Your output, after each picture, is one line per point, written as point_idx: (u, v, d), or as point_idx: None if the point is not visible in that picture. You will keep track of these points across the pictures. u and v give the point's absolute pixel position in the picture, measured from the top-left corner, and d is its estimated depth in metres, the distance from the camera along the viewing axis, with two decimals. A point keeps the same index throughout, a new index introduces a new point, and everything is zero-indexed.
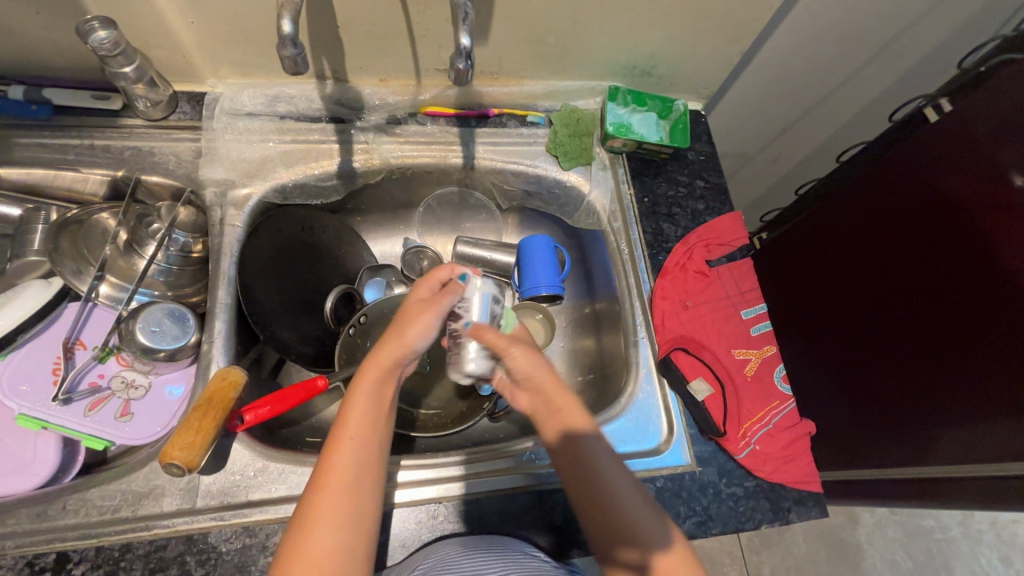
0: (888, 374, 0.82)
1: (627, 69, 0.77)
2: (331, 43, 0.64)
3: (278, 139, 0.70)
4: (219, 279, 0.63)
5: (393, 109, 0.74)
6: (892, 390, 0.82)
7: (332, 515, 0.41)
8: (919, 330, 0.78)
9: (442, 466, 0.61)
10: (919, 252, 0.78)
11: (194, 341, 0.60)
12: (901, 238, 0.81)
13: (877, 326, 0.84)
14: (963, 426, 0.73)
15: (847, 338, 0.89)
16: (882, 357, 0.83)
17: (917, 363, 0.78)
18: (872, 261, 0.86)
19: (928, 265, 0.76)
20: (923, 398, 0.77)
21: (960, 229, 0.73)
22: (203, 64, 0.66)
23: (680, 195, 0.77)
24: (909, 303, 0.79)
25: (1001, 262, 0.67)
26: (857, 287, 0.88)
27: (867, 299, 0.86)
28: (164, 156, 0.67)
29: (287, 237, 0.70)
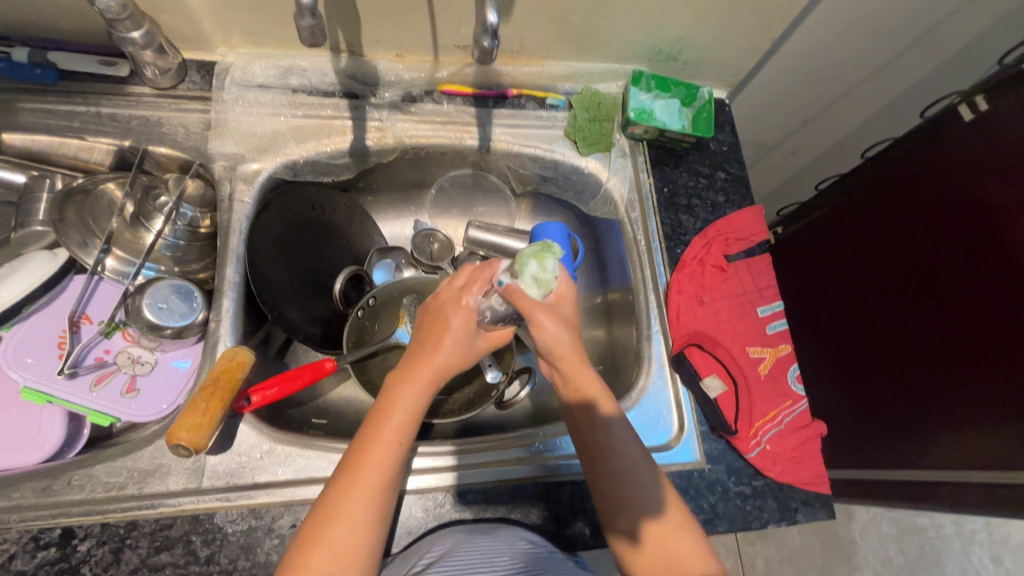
0: (898, 372, 0.81)
1: (652, 53, 0.74)
2: (347, 15, 0.61)
3: (290, 113, 0.68)
4: (228, 256, 0.62)
5: (408, 86, 0.71)
6: (899, 387, 0.81)
7: (349, 514, 0.44)
8: (928, 329, 0.77)
9: (446, 454, 0.61)
10: (931, 251, 0.77)
11: (201, 319, 0.59)
12: (916, 235, 0.80)
13: (886, 322, 0.84)
14: (969, 427, 0.72)
15: (859, 336, 0.88)
16: (891, 354, 0.83)
17: (920, 364, 0.78)
18: (887, 259, 0.84)
19: (940, 261, 0.76)
20: (928, 396, 0.77)
21: (971, 226, 0.72)
22: (214, 31, 0.63)
23: (700, 186, 0.75)
24: (921, 299, 0.79)
25: (1012, 260, 0.67)
26: (870, 284, 0.87)
27: (879, 298, 0.85)
28: (172, 126, 0.65)
29: (297, 215, 0.69)
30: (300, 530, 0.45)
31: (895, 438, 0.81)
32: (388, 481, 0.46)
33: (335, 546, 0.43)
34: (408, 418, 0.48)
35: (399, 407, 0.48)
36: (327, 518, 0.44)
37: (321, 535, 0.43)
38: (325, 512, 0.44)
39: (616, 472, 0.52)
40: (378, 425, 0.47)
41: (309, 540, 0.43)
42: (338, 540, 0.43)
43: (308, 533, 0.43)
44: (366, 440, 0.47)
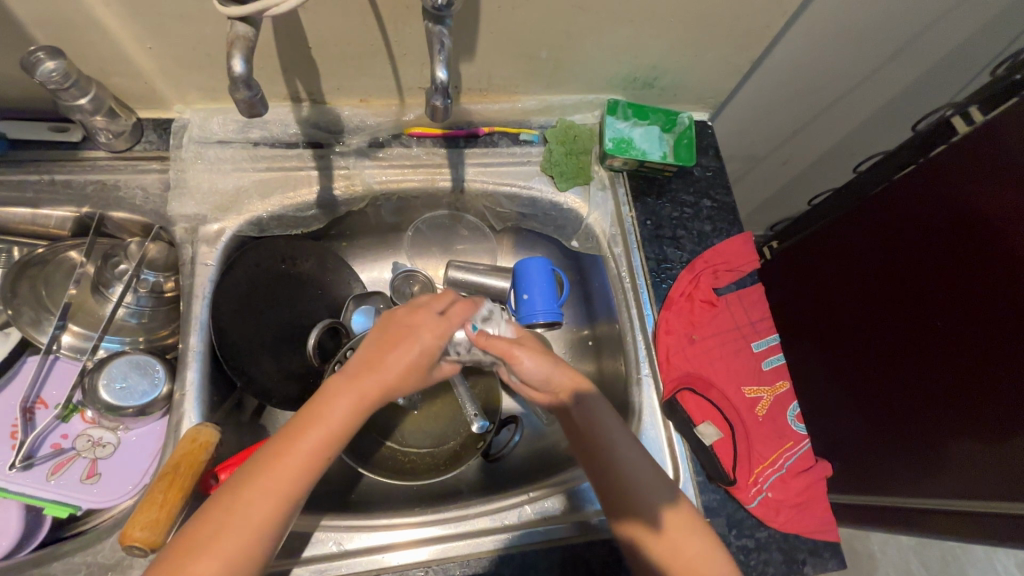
0: (903, 389, 0.78)
1: (627, 81, 0.71)
2: (304, 64, 0.59)
3: (253, 168, 0.65)
4: (192, 322, 0.59)
5: (375, 132, 0.68)
6: (903, 399, 0.78)
7: (242, 517, 0.43)
8: (931, 339, 0.74)
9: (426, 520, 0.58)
10: (934, 256, 0.73)
11: (165, 392, 0.56)
12: (915, 242, 0.76)
13: (888, 336, 0.80)
14: (973, 445, 0.68)
15: (863, 353, 0.84)
16: (896, 367, 0.79)
17: (925, 375, 0.75)
18: (887, 268, 0.81)
19: (937, 268, 0.73)
20: (934, 412, 0.73)
21: (965, 232, 0.70)
22: (168, 89, 0.61)
23: (684, 216, 0.72)
24: (923, 310, 0.75)
25: (1008, 268, 0.64)
26: (871, 294, 0.83)
27: (881, 307, 0.81)
28: (130, 190, 0.62)
29: (264, 272, 0.66)
30: (198, 519, 0.43)
31: (901, 464, 0.77)
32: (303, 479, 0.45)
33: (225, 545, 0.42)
34: (339, 427, 0.46)
35: (331, 410, 0.46)
36: (228, 515, 0.42)
37: (219, 534, 0.42)
38: (226, 512, 0.42)
39: (613, 495, 0.53)
40: (300, 428, 0.46)
41: (205, 539, 0.42)
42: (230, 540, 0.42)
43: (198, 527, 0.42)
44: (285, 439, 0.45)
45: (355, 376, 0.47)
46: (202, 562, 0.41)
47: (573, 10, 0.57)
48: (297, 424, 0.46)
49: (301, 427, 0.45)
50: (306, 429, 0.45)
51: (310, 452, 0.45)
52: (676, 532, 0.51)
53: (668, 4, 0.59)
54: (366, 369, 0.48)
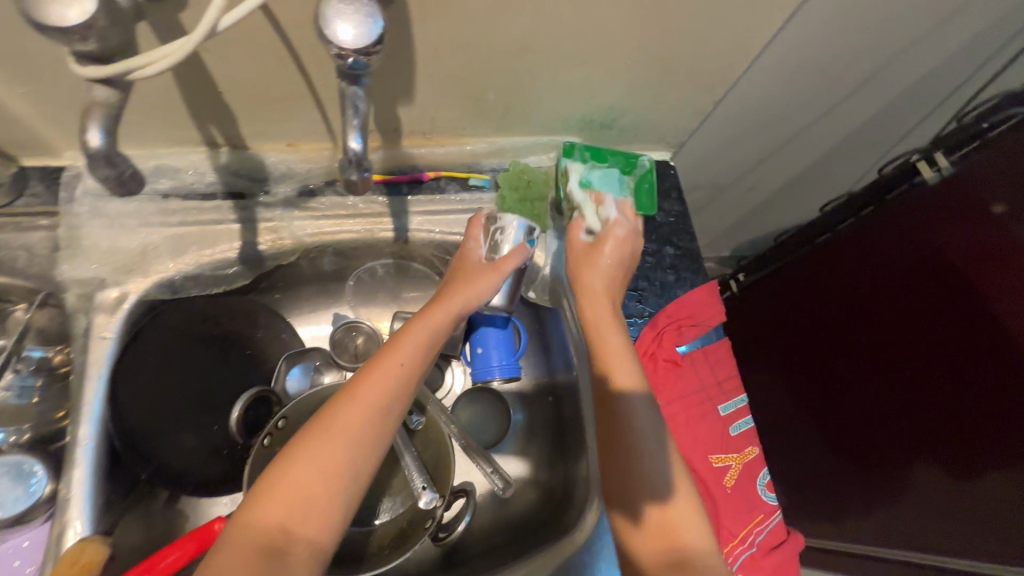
0: (876, 426, 0.79)
1: (584, 122, 0.66)
2: (216, 107, 0.52)
3: (162, 222, 0.57)
4: (82, 411, 0.51)
5: (305, 179, 0.61)
6: (884, 435, 0.78)
7: (311, 495, 0.41)
8: (907, 380, 0.73)
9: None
10: (906, 298, 0.72)
11: (48, 492, 0.48)
12: (885, 283, 0.75)
13: (862, 375, 0.80)
14: (948, 483, 0.69)
15: (841, 390, 0.84)
16: (874, 406, 0.79)
17: (902, 414, 0.74)
18: (854, 308, 0.80)
19: (907, 309, 0.72)
20: (913, 450, 0.74)
21: (913, 265, 0.71)
22: (55, 135, 0.53)
23: (646, 266, 0.67)
24: (898, 349, 0.74)
25: (987, 304, 0.62)
26: (841, 331, 0.82)
27: (852, 346, 0.81)
28: (11, 250, 0.53)
29: (179, 336, 0.58)
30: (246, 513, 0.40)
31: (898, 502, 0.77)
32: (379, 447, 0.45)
33: (308, 520, 0.40)
34: (395, 390, 0.47)
35: (387, 369, 0.47)
36: (297, 496, 0.41)
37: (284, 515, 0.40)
38: (289, 493, 0.40)
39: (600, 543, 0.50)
40: (356, 394, 0.45)
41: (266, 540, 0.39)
42: (311, 516, 0.41)
43: (267, 506, 0.40)
44: (348, 407, 0.45)
45: (400, 334, 0.50)
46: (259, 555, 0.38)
47: (520, 51, 0.52)
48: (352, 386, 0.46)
49: (357, 386, 0.46)
50: (359, 392, 0.46)
51: (370, 411, 0.45)
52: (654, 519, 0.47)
53: (624, 46, 0.54)
54: (417, 319, 0.52)
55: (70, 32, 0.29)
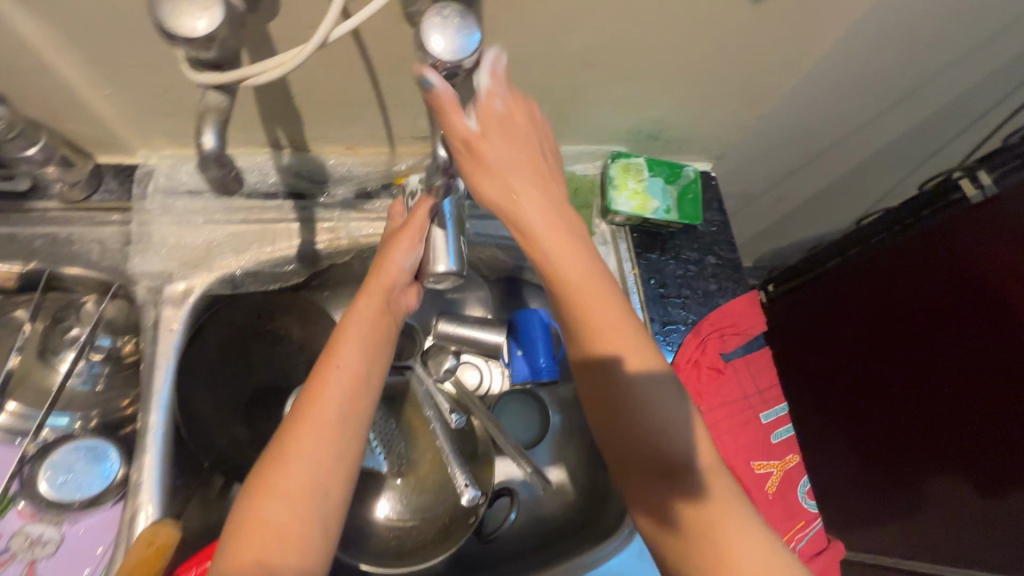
0: (908, 446, 0.80)
1: (632, 133, 0.68)
2: (286, 111, 0.54)
3: (227, 220, 0.60)
4: (151, 400, 0.53)
5: (363, 181, 0.63)
6: (908, 442, 0.80)
7: (275, 528, 0.38)
8: (932, 392, 0.74)
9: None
10: (935, 313, 0.73)
11: (121, 476, 0.50)
12: (913, 296, 0.75)
13: (886, 384, 0.81)
14: (974, 490, 0.72)
15: (864, 397, 0.86)
16: (897, 415, 0.81)
17: (926, 424, 0.76)
18: (881, 319, 0.81)
19: (936, 324, 0.73)
20: (936, 458, 0.76)
21: (941, 282, 0.71)
22: (132, 134, 0.55)
23: (689, 274, 0.68)
24: (923, 362, 0.75)
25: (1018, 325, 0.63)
26: (867, 341, 0.83)
27: (878, 356, 0.82)
28: (86, 244, 0.56)
29: (240, 329, 0.60)
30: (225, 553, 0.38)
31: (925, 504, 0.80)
32: (347, 456, 0.42)
33: (291, 547, 0.38)
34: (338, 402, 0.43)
35: (325, 387, 0.43)
36: (260, 531, 0.38)
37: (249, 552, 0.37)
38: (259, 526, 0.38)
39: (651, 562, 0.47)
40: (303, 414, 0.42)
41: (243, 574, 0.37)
42: (293, 543, 0.38)
43: (241, 541, 0.37)
44: (299, 424, 0.42)
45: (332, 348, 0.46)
46: None
47: (580, 66, 0.54)
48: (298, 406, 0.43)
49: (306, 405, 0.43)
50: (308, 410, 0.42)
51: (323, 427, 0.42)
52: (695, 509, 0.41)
53: (680, 62, 0.56)
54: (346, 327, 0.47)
55: (193, 42, 0.31)
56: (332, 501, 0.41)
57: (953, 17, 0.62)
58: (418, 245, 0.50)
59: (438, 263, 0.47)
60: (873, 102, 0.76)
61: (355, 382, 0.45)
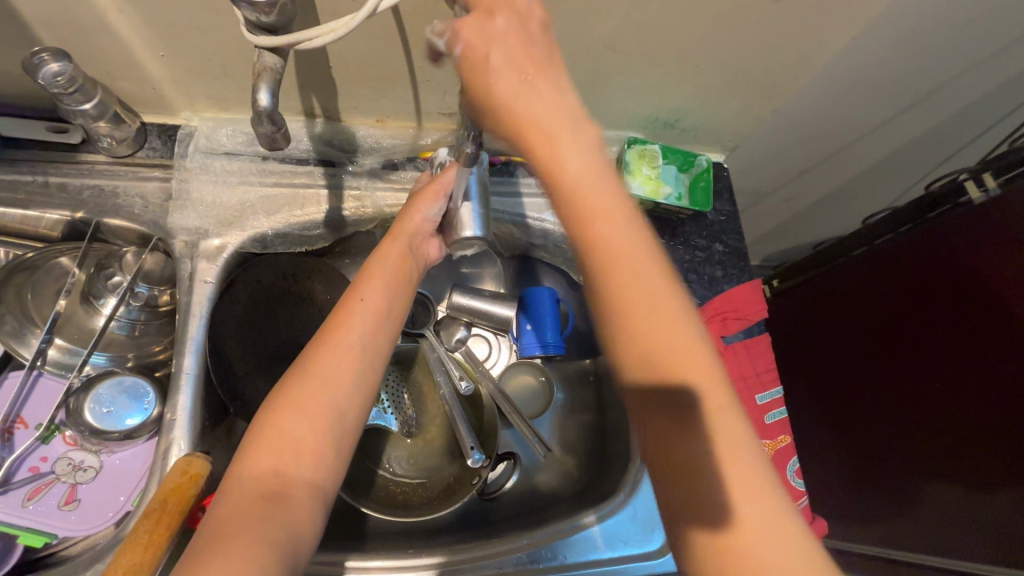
0: (897, 434, 0.81)
1: (649, 121, 0.70)
2: (322, 81, 0.57)
3: (260, 182, 0.63)
4: (186, 343, 0.57)
5: (389, 153, 0.67)
6: (897, 434, 0.81)
7: (292, 442, 0.41)
8: (922, 383, 0.76)
9: (498, 561, 0.58)
10: (929, 304, 0.74)
11: (157, 414, 0.54)
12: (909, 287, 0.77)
13: (878, 377, 0.83)
14: (961, 483, 0.72)
15: (855, 390, 0.87)
16: (887, 408, 0.82)
17: (915, 416, 0.77)
18: (877, 312, 0.82)
19: (928, 315, 0.74)
20: (923, 450, 0.77)
21: (936, 274, 0.73)
22: (177, 96, 0.58)
23: (696, 260, 0.71)
24: (914, 352, 0.77)
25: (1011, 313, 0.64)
26: (862, 334, 0.85)
27: (871, 349, 0.83)
28: (130, 197, 0.60)
29: (266, 288, 0.64)
30: (241, 460, 0.41)
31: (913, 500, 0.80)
32: (365, 384, 0.46)
33: (305, 461, 0.41)
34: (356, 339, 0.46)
35: (347, 323, 0.47)
36: (279, 442, 0.41)
37: (267, 459, 0.40)
38: (276, 438, 0.41)
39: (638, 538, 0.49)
40: (325, 344, 0.46)
41: (255, 482, 0.40)
42: (308, 458, 0.42)
43: (261, 451, 0.41)
44: (320, 352, 0.45)
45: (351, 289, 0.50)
46: (243, 497, 0.39)
47: (604, 51, 0.57)
48: (322, 337, 0.46)
49: (329, 337, 0.46)
50: (330, 341, 0.46)
51: (341, 355, 0.45)
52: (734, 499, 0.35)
53: (699, 52, 0.58)
54: (365, 273, 0.51)
55: (255, 5, 0.35)
56: (347, 424, 0.44)
57: (969, 24, 0.63)
58: (440, 202, 0.54)
59: (464, 227, 0.52)
60: (887, 103, 0.78)
61: (374, 320, 0.48)
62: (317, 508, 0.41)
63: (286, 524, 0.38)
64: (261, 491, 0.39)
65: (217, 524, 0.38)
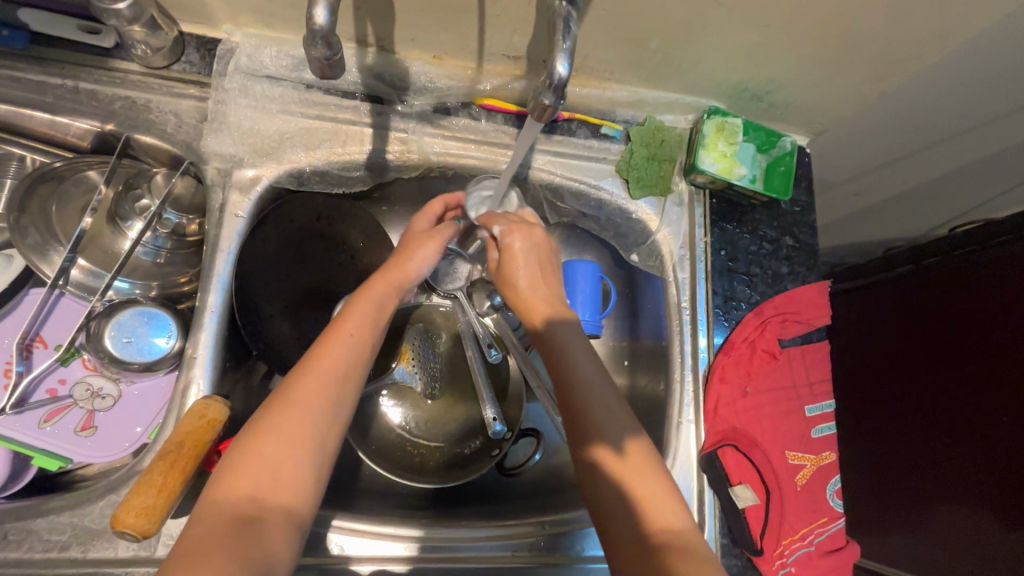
0: None
1: (735, 90, 0.62)
2: (380, 4, 0.51)
3: (301, 113, 0.58)
4: (212, 280, 0.53)
5: (443, 95, 0.60)
6: None
7: (271, 466, 0.39)
8: None
9: (479, 543, 0.56)
10: None
11: (176, 349, 0.52)
12: None
13: None
14: None
15: None
16: None
17: None
18: None
19: None
20: None
21: None
22: (219, 5, 0.52)
23: (762, 253, 0.65)
24: None
25: None
26: None
27: None
28: (163, 113, 0.55)
29: (299, 228, 0.61)
30: (213, 485, 0.39)
31: None
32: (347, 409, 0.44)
33: (285, 486, 0.39)
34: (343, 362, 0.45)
35: (333, 346, 0.45)
36: (255, 466, 0.39)
37: (243, 483, 0.38)
38: (252, 461, 0.39)
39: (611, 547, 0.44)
40: (311, 364, 0.44)
41: (229, 508, 0.37)
42: (287, 483, 0.39)
43: (237, 473, 0.39)
44: (305, 373, 0.43)
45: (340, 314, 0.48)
46: (215, 522, 0.36)
47: (706, 2, 0.48)
48: (307, 360, 0.44)
49: (314, 359, 0.44)
50: (314, 364, 0.44)
51: (327, 378, 0.43)
52: (636, 462, 0.46)
53: (815, 15, 0.50)
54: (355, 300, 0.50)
55: None
56: (329, 449, 0.42)
57: None
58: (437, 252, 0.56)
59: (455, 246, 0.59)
60: None
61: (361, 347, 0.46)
62: (292, 537, 0.39)
63: (261, 553, 0.36)
64: (235, 515, 0.37)
65: (188, 547, 0.35)
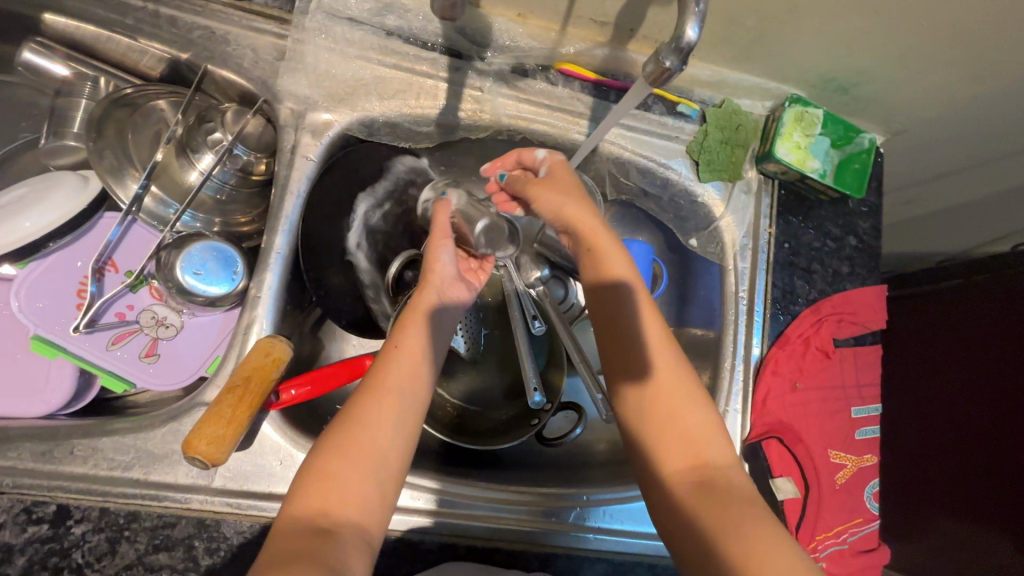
0: None
1: (820, 80, 0.60)
2: None
3: (379, 60, 0.56)
4: (279, 220, 0.53)
5: (523, 56, 0.59)
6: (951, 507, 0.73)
7: (342, 482, 0.40)
8: None
9: (493, 504, 0.54)
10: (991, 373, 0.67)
11: (241, 288, 0.52)
12: None
13: None
14: None
15: None
16: None
17: None
18: None
19: None
20: None
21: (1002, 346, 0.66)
22: None
23: (825, 250, 0.64)
24: None
25: None
26: None
27: None
28: (240, 47, 0.54)
29: (363, 179, 0.60)
30: (290, 500, 0.40)
31: None
32: (408, 424, 0.44)
33: (351, 500, 0.40)
34: (402, 378, 0.45)
35: (393, 364, 0.46)
36: (322, 480, 0.40)
37: (320, 496, 0.39)
38: (323, 477, 0.40)
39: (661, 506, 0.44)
40: (373, 382, 0.45)
41: (306, 518, 0.38)
42: (354, 498, 0.40)
43: (316, 490, 0.40)
44: (367, 392, 0.44)
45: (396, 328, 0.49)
46: (295, 531, 0.38)
47: None
48: (368, 378, 0.45)
49: (374, 377, 0.45)
50: (376, 382, 0.45)
51: (388, 392, 0.44)
52: (663, 401, 0.46)
53: (931, 3, 0.48)
54: (410, 312, 0.50)
55: None
56: (393, 462, 0.42)
57: None
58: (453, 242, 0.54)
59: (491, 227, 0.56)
60: None
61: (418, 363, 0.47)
62: (362, 555, 0.38)
63: (334, 561, 0.36)
64: (309, 527, 0.38)
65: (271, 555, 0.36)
